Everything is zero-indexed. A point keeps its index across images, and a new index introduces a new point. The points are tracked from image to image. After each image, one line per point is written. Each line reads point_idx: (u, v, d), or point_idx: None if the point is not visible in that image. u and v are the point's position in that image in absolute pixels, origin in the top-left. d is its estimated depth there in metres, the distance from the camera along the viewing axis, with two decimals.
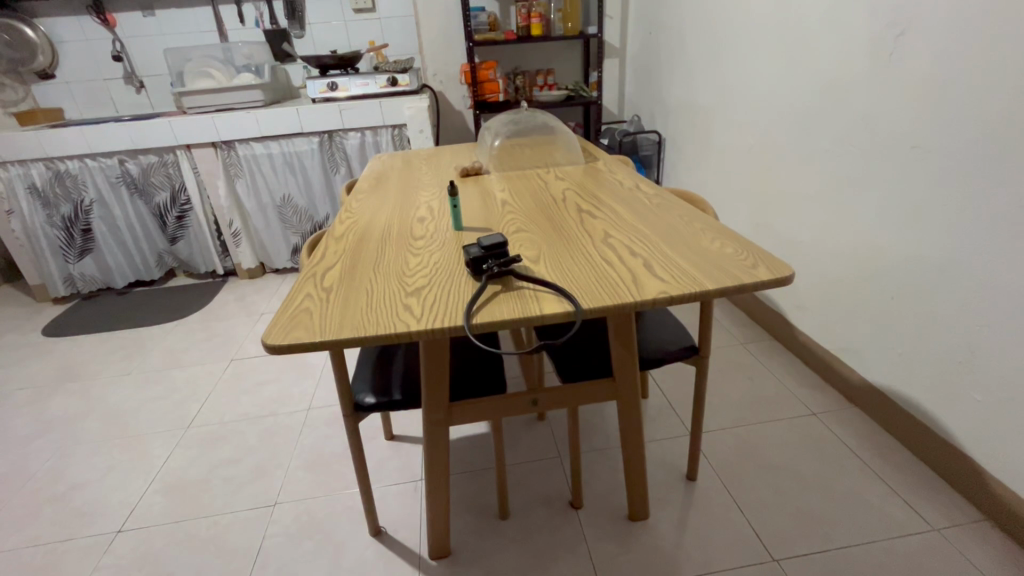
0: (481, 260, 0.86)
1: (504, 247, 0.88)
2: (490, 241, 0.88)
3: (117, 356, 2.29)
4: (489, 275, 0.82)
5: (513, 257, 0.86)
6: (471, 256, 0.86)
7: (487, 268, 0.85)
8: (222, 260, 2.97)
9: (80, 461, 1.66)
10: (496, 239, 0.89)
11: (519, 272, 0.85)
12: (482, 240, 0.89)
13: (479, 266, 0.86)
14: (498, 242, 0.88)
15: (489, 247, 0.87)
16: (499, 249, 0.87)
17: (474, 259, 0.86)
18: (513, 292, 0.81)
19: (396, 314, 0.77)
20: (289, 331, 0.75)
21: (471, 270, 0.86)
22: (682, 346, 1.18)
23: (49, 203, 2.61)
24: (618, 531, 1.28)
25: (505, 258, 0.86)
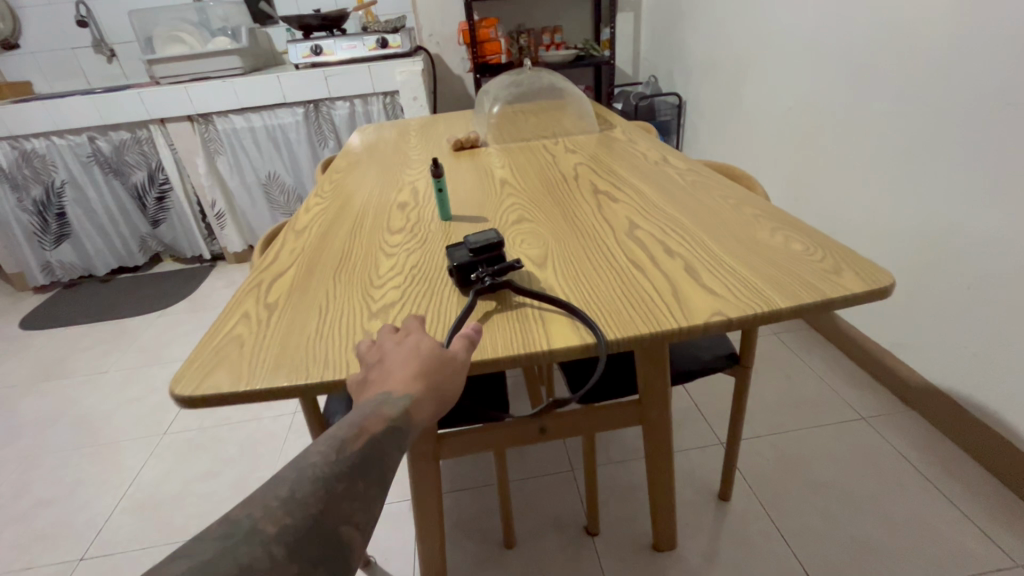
0: (468, 268, 0.65)
1: (498, 249, 0.67)
2: (479, 241, 0.67)
3: (95, 351, 2.14)
4: (479, 288, 0.62)
5: (511, 262, 0.65)
6: (456, 262, 0.65)
7: (476, 278, 0.64)
8: (209, 244, 2.78)
9: (46, 474, 1.52)
10: (488, 235, 0.68)
11: (519, 284, 0.64)
12: (468, 240, 0.67)
13: (467, 274, 0.65)
14: (491, 242, 0.66)
15: (478, 249, 0.66)
16: (492, 254, 0.66)
17: (459, 267, 0.65)
18: (512, 311, 0.61)
19: (352, 347, 0.56)
20: (207, 373, 0.55)
21: (456, 279, 0.65)
22: (719, 353, 0.98)
23: (17, 186, 2.42)
24: (642, 564, 1.11)
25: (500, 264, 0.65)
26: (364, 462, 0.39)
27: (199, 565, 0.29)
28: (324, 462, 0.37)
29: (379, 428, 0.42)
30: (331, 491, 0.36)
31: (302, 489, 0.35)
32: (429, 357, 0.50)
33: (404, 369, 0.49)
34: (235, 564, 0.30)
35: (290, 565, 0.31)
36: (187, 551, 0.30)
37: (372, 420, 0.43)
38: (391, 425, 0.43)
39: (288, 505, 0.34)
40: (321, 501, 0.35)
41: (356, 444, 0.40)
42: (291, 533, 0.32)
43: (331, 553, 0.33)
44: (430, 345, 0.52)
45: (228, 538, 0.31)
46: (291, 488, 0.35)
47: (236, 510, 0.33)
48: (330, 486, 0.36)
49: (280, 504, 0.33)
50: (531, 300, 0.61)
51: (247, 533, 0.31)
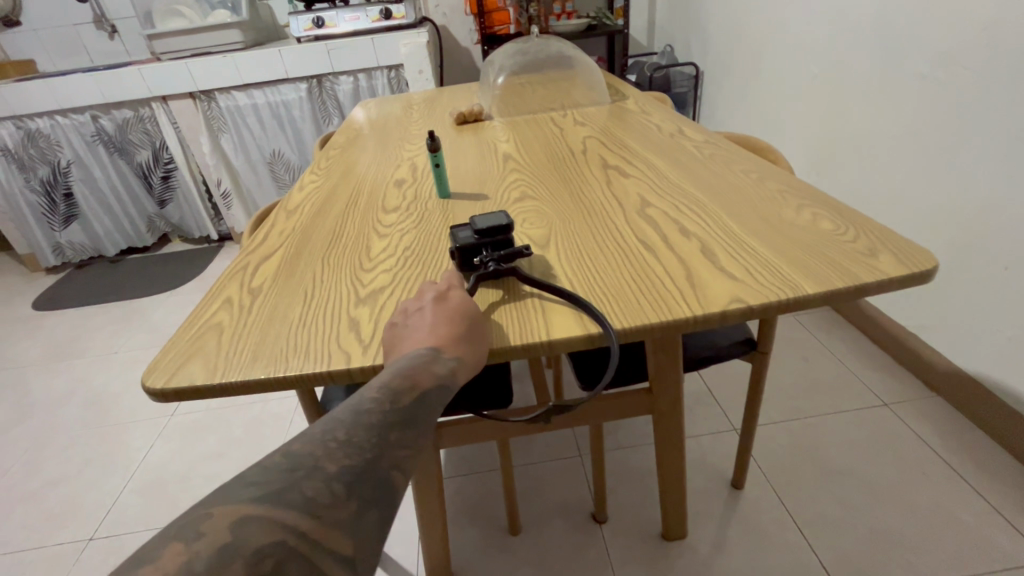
0: (471, 250, 0.60)
1: (506, 232, 0.61)
2: (487, 223, 0.61)
3: (107, 331, 2.15)
4: (481, 273, 0.58)
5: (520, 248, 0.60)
6: (459, 243, 0.60)
7: (479, 262, 0.60)
8: (216, 225, 2.75)
9: (59, 453, 1.54)
10: (497, 217, 0.63)
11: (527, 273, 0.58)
12: (475, 220, 0.62)
13: (468, 256, 0.60)
14: (499, 224, 0.61)
15: (484, 231, 0.61)
16: (499, 237, 0.61)
17: (462, 248, 0.60)
18: (518, 298, 0.56)
19: (336, 335, 0.52)
20: (183, 363, 0.51)
21: (457, 261, 0.61)
22: (736, 340, 0.93)
23: (24, 166, 2.42)
24: (649, 551, 1.08)
25: (506, 249, 0.60)
26: (414, 414, 0.41)
27: (268, 494, 0.32)
28: (378, 410, 0.39)
29: (429, 383, 0.43)
30: (384, 437, 0.38)
31: (358, 434, 0.37)
32: (473, 318, 0.50)
33: (450, 328, 0.49)
34: (301, 496, 0.32)
35: (349, 502, 0.33)
36: (259, 480, 0.32)
37: (423, 375, 0.43)
38: (439, 383, 0.44)
39: (346, 447, 0.36)
40: (376, 446, 0.37)
41: (408, 397, 0.41)
42: (351, 473, 0.34)
43: (384, 496, 0.35)
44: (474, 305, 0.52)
45: (291, 471, 0.33)
46: (348, 431, 0.37)
47: (298, 446, 0.35)
48: (385, 433, 0.38)
49: (338, 446, 0.36)
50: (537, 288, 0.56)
51: (310, 470, 0.34)
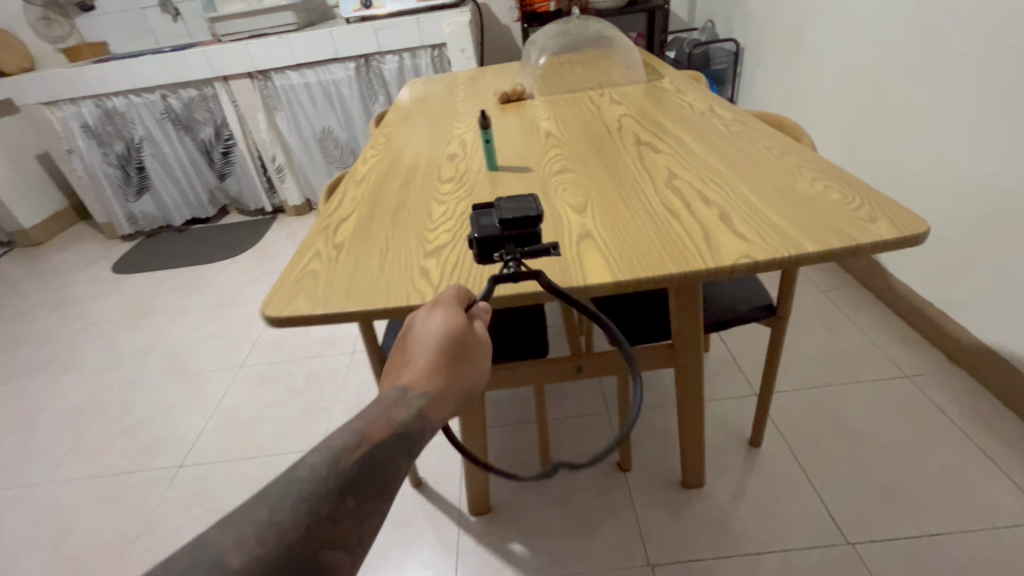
0: (493, 243, 0.51)
1: (536, 225, 0.52)
2: (516, 213, 0.51)
3: (178, 294, 2.37)
4: (497, 274, 0.49)
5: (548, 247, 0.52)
6: (479, 236, 0.51)
7: (500, 260, 0.52)
8: (271, 197, 2.93)
9: (148, 395, 1.76)
10: (526, 201, 0.53)
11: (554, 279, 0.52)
12: (501, 205, 0.52)
13: (488, 251, 0.51)
14: (529, 215, 0.51)
15: (510, 222, 0.51)
16: (527, 230, 0.52)
17: (482, 241, 0.51)
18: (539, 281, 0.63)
19: (409, 281, 0.64)
20: (291, 299, 0.64)
21: (474, 250, 0.52)
22: (756, 305, 1.01)
23: (103, 142, 2.66)
24: (670, 498, 1.19)
25: (533, 246, 0.52)
26: (362, 478, 0.31)
27: None
28: (311, 476, 0.29)
29: (385, 433, 0.34)
30: (316, 514, 0.28)
31: (284, 510, 0.27)
32: (456, 348, 0.44)
33: (430, 358, 0.42)
34: None
35: None
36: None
37: (382, 421, 0.35)
38: (404, 431, 0.35)
39: (266, 530, 0.26)
40: (301, 530, 0.27)
41: (355, 454, 0.32)
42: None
43: None
44: (463, 330, 0.45)
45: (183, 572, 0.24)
46: (272, 509, 0.27)
47: (210, 532, 0.26)
48: (319, 507, 0.28)
49: (255, 529, 0.26)
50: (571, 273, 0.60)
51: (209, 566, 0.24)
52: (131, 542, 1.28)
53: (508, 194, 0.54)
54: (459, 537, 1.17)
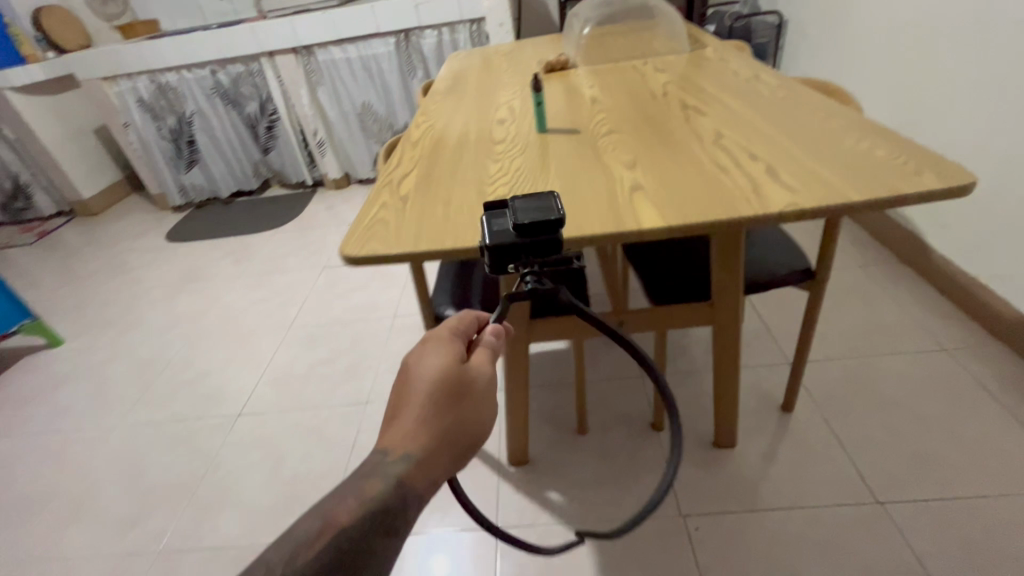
0: (507, 254, 0.45)
1: (555, 231, 0.45)
2: (531, 218, 0.45)
3: (227, 262, 2.50)
4: (515, 295, 0.43)
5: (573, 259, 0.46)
6: (490, 245, 0.45)
7: (517, 273, 0.46)
8: (311, 171, 3.03)
9: (205, 352, 1.88)
10: (545, 205, 0.46)
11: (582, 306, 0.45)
12: (515, 209, 0.46)
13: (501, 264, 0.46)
14: (546, 220, 0.45)
15: (526, 228, 0.45)
16: (545, 237, 0.45)
17: (493, 251, 0.45)
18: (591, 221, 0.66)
19: (474, 226, 0.70)
20: (366, 241, 0.70)
21: (488, 260, 0.46)
22: (795, 268, 1.04)
23: (156, 115, 2.80)
24: (702, 456, 1.24)
25: (552, 256, 0.46)
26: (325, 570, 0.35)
27: None
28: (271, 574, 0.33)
29: (353, 515, 0.37)
30: None
31: None
32: (446, 396, 0.46)
33: (419, 415, 0.44)
34: None
35: None
36: None
37: (357, 497, 0.39)
38: (379, 505, 0.39)
39: None
40: None
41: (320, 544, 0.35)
42: None
43: None
44: (455, 373, 0.47)
45: None
46: None
47: None
48: None
49: None
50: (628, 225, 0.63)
51: None
52: (199, 478, 1.39)
53: (523, 196, 0.48)
54: (499, 484, 1.25)
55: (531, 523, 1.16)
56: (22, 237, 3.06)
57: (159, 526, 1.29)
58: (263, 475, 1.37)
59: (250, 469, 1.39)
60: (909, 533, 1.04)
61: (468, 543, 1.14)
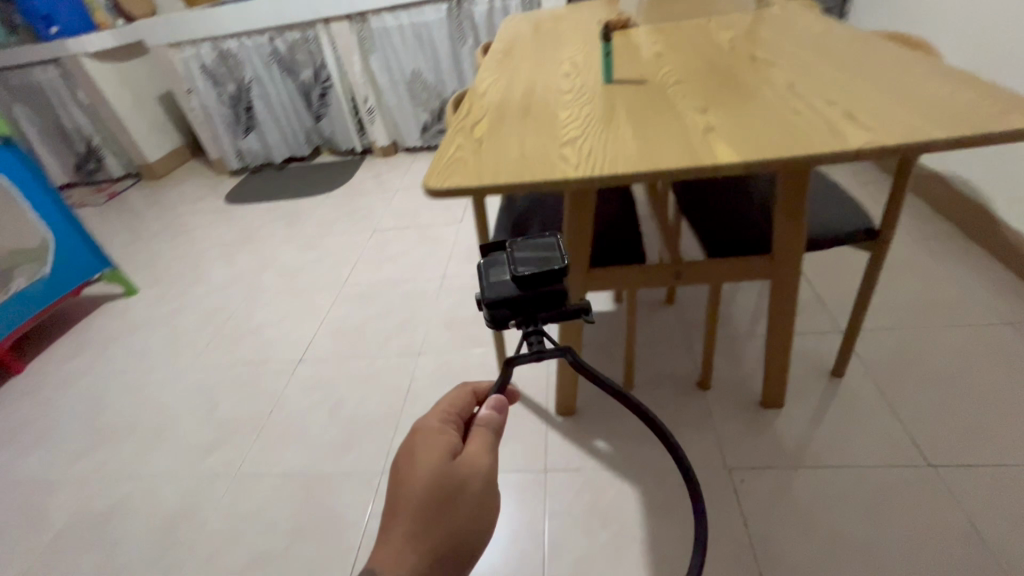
0: (508, 310, 0.45)
1: (557, 282, 0.44)
2: (531, 270, 0.44)
3: (282, 224, 2.61)
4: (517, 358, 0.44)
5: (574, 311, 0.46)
6: (490, 299, 0.45)
7: (520, 328, 0.46)
8: (360, 139, 3.11)
9: (266, 305, 2.00)
10: (543, 255, 0.45)
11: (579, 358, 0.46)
12: (514, 259, 0.45)
13: (503, 319, 0.45)
14: (547, 273, 0.44)
15: (525, 281, 0.44)
16: (548, 290, 0.45)
17: (494, 306, 0.45)
18: (668, 159, 0.68)
19: (551, 162, 0.73)
20: (447, 176, 0.75)
21: (490, 317, 0.45)
22: (859, 227, 1.03)
23: (217, 82, 2.91)
24: (749, 415, 1.26)
25: (556, 307, 0.46)
26: None
27: None
28: None
29: None
30: None
31: None
32: (438, 503, 0.49)
33: (408, 529, 0.48)
34: None
35: None
36: None
37: None
38: None
39: None
40: None
41: None
42: None
43: None
44: (446, 476, 0.50)
45: None
46: None
47: None
48: None
49: None
50: (701, 162, 0.66)
51: None
52: (266, 414, 1.50)
53: (521, 242, 0.47)
54: (547, 431, 1.30)
55: (578, 467, 1.21)
56: (94, 197, 3.26)
57: (233, 453, 1.40)
58: (324, 413, 1.47)
59: (313, 407, 1.49)
60: (960, 496, 1.05)
61: (518, 484, 1.20)
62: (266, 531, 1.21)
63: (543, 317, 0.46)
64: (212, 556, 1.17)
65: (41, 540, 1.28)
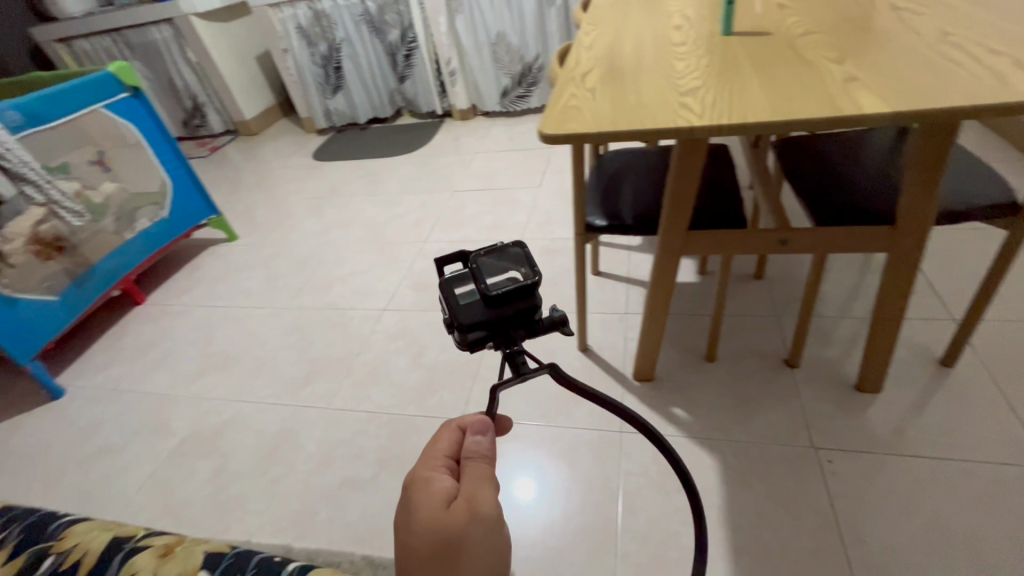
0: (484, 331, 0.43)
1: (527, 296, 0.43)
2: (499, 288, 0.42)
3: (365, 182, 2.72)
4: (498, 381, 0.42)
5: (550, 325, 0.44)
6: (463, 322, 0.42)
7: (498, 348, 0.44)
8: (441, 101, 3.15)
9: (352, 256, 2.11)
10: (507, 272, 0.44)
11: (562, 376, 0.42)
12: (481, 273, 0.43)
13: (478, 340, 0.43)
14: (516, 290, 0.42)
15: (495, 300, 0.42)
16: (521, 306, 0.43)
17: (468, 328, 0.42)
18: (805, 109, 0.65)
19: (673, 110, 0.71)
20: (562, 123, 0.75)
21: (464, 340, 0.43)
22: (1000, 201, 0.93)
23: (311, 42, 3.03)
24: (841, 397, 1.20)
25: (531, 323, 0.44)
26: None
27: None
28: None
29: None
30: None
31: None
32: (444, 549, 0.45)
33: None
34: None
35: None
36: None
37: None
38: None
39: None
40: None
41: None
42: None
43: None
44: (446, 519, 0.46)
45: None
46: None
47: None
48: None
49: None
50: (841, 113, 0.63)
51: None
52: (354, 356, 1.61)
53: (483, 252, 0.44)
54: (623, 394, 1.30)
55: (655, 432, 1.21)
56: (198, 150, 3.53)
57: (325, 388, 1.52)
58: (407, 359, 1.55)
59: (397, 353, 1.58)
60: None
61: (597, 443, 1.22)
62: (355, 459, 1.31)
63: (519, 335, 0.44)
64: (309, 477, 1.29)
65: (165, 446, 1.45)
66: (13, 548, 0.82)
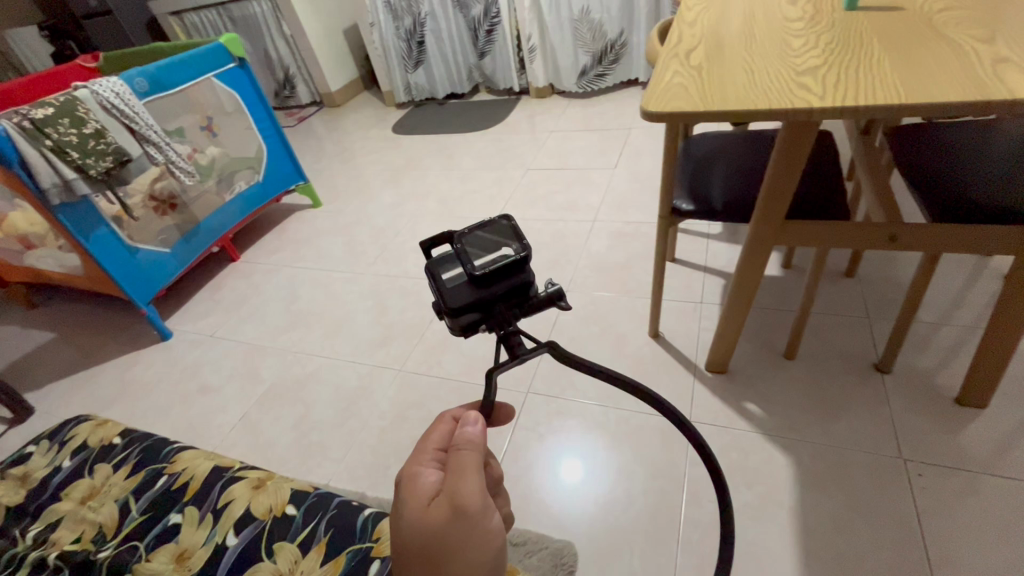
0: (476, 313, 0.38)
1: (515, 272, 0.38)
2: (488, 265, 0.38)
3: (441, 156, 2.78)
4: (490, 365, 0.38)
5: (548, 298, 0.39)
6: (451, 306, 0.38)
7: (491, 331, 0.40)
8: (519, 78, 3.13)
9: (427, 227, 2.18)
10: (495, 246, 0.39)
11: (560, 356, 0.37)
12: (466, 253, 0.39)
13: (471, 324, 0.39)
14: (501, 266, 0.37)
15: (481, 279, 0.38)
16: (512, 283, 0.38)
17: (458, 312, 0.38)
18: (948, 93, 0.60)
19: (791, 90, 0.68)
20: (667, 101, 0.73)
21: (456, 323, 0.39)
22: None
23: (396, 15, 3.07)
24: (937, 409, 1.12)
25: (525, 300, 0.39)
26: None
27: None
28: None
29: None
30: None
31: None
32: (429, 548, 0.43)
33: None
34: None
35: None
36: None
37: None
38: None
39: None
40: None
41: None
42: None
43: None
44: (428, 518, 0.44)
45: None
46: None
47: None
48: None
49: None
50: (989, 98, 0.58)
51: None
52: (426, 324, 1.67)
53: (467, 231, 0.40)
54: (693, 384, 1.27)
55: (726, 426, 1.18)
56: (287, 120, 3.74)
57: (399, 351, 1.60)
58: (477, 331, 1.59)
59: None
60: None
61: (661, 430, 1.21)
62: (424, 420, 1.37)
63: (513, 316, 0.39)
64: (381, 432, 1.37)
65: (254, 391, 1.59)
66: (134, 464, 0.95)
